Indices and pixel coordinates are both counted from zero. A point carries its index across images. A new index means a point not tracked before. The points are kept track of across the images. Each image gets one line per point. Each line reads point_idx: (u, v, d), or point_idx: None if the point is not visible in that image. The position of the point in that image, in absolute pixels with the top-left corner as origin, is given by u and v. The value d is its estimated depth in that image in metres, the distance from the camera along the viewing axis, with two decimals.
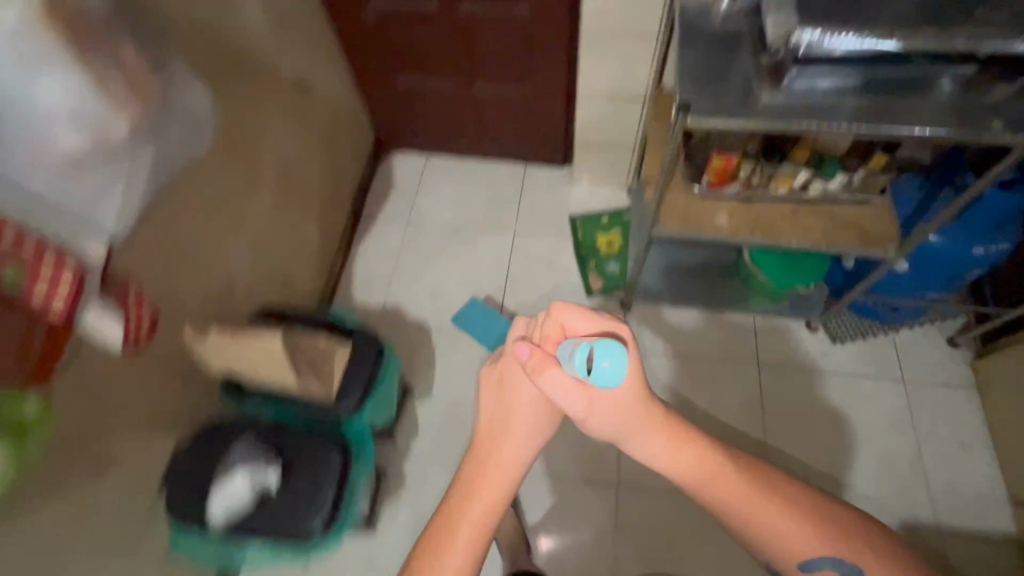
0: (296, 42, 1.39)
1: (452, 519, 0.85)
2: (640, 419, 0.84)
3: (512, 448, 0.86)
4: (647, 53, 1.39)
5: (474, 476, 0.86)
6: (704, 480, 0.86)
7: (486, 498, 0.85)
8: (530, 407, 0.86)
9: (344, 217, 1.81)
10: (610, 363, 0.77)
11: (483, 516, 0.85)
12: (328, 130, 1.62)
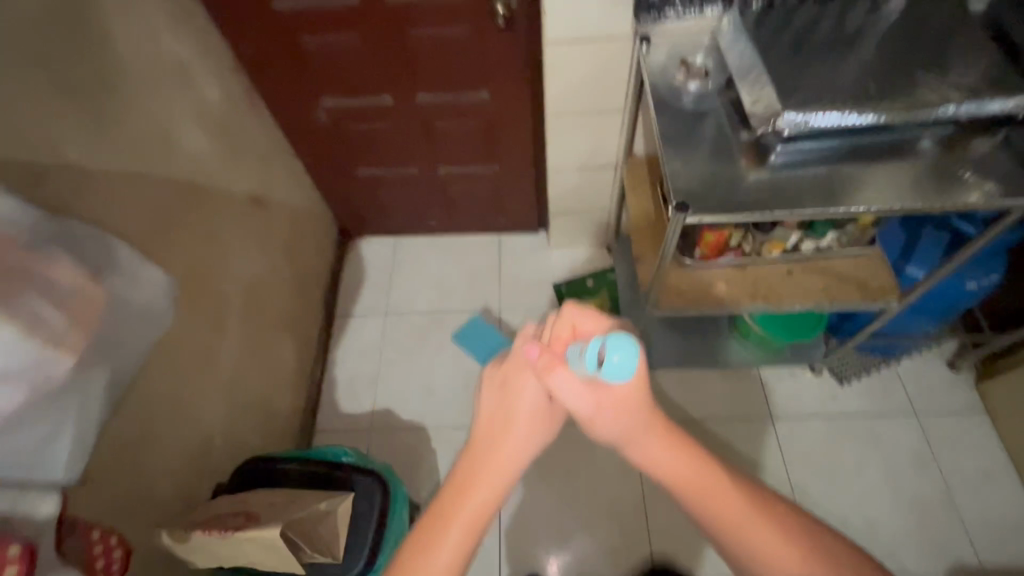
0: (246, 157, 1.30)
1: (424, 556, 0.64)
2: (647, 422, 0.69)
3: (510, 453, 0.69)
4: (614, 126, 1.36)
5: (461, 489, 0.67)
6: (705, 494, 0.67)
7: (470, 517, 0.66)
8: (535, 413, 0.70)
9: (317, 319, 1.70)
10: (624, 361, 0.64)
11: (462, 543, 0.65)
12: (290, 238, 1.51)
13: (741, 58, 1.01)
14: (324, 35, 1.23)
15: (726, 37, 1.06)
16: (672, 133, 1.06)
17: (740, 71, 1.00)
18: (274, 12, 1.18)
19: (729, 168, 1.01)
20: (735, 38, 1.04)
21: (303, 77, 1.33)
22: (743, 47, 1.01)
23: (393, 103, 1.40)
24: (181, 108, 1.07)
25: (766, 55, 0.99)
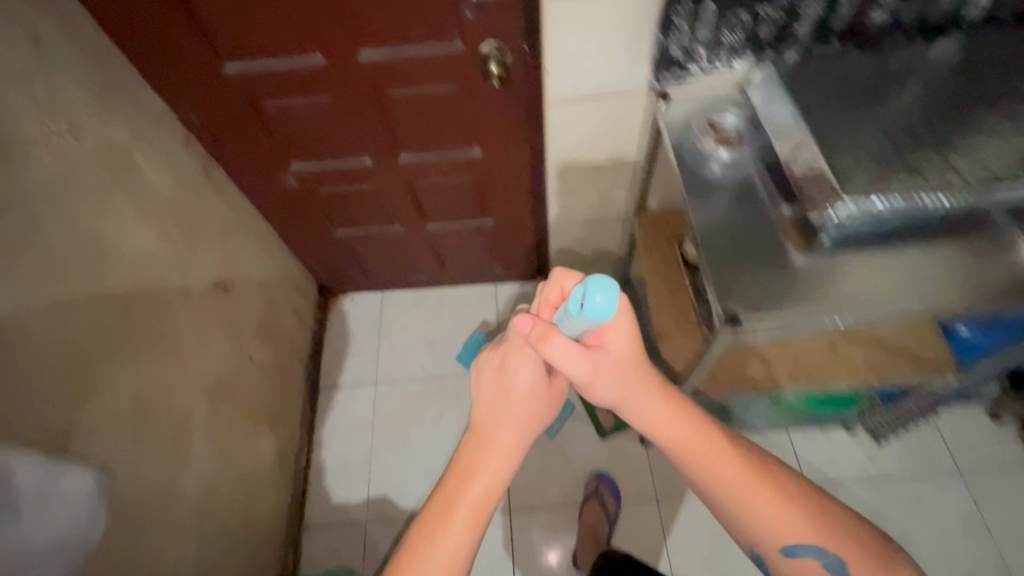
0: (205, 237, 1.13)
1: (429, 548, 0.59)
2: (641, 380, 0.68)
3: (512, 437, 0.65)
4: (623, 182, 1.22)
5: (463, 479, 0.63)
6: (694, 447, 0.67)
7: (474, 504, 0.62)
8: (535, 390, 0.67)
9: (301, 394, 1.53)
10: (604, 304, 0.57)
11: (468, 532, 0.61)
12: (263, 316, 1.34)
13: (780, 122, 0.86)
14: (288, 98, 1.05)
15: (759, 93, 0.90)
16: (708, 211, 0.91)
17: (781, 139, 0.85)
18: (227, 77, 1.00)
19: (774, 250, 0.87)
20: (771, 95, 0.88)
21: (267, 142, 1.15)
22: (782, 108, 0.86)
23: (374, 162, 1.23)
24: (119, 203, 0.90)
25: (811, 118, 0.84)
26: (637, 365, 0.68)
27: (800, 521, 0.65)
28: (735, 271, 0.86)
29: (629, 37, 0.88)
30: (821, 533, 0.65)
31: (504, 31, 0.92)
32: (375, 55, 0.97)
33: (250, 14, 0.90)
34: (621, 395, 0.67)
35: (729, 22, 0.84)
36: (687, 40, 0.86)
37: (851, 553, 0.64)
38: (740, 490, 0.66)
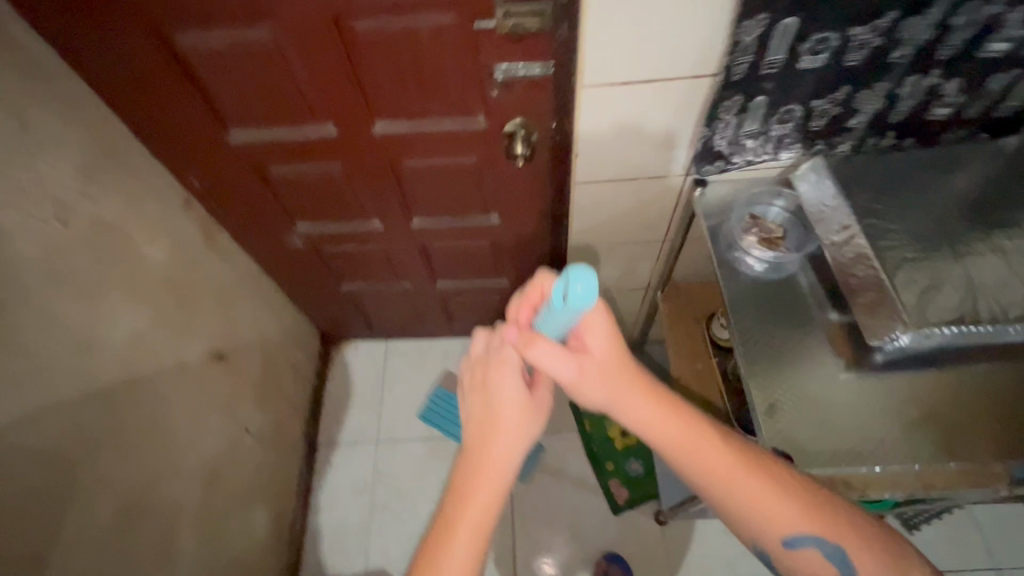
0: (203, 305, 1.06)
1: (439, 564, 0.60)
2: (627, 380, 0.67)
3: (506, 446, 0.65)
4: (647, 255, 1.15)
5: (461, 493, 0.63)
6: (682, 442, 0.66)
7: (475, 516, 0.62)
8: (525, 401, 0.66)
9: (298, 453, 1.46)
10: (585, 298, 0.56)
11: (474, 544, 0.61)
12: (261, 379, 1.27)
13: (834, 228, 0.78)
14: (295, 164, 0.98)
15: (810, 189, 0.82)
16: (751, 315, 0.83)
17: (836, 250, 0.77)
18: (230, 145, 0.93)
19: (825, 362, 0.79)
20: (824, 194, 0.80)
21: (272, 205, 1.08)
22: (839, 212, 0.78)
23: (384, 226, 1.16)
24: (106, 289, 0.83)
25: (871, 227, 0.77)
26: (620, 364, 0.68)
27: (797, 514, 0.64)
28: (782, 382, 0.79)
29: (668, 125, 0.80)
30: (821, 526, 0.64)
31: (533, 111, 0.85)
32: (390, 128, 0.90)
33: (257, 86, 0.83)
34: (608, 390, 0.67)
35: (779, 115, 0.77)
36: (733, 134, 0.79)
37: (854, 546, 0.63)
38: (733, 480, 0.64)
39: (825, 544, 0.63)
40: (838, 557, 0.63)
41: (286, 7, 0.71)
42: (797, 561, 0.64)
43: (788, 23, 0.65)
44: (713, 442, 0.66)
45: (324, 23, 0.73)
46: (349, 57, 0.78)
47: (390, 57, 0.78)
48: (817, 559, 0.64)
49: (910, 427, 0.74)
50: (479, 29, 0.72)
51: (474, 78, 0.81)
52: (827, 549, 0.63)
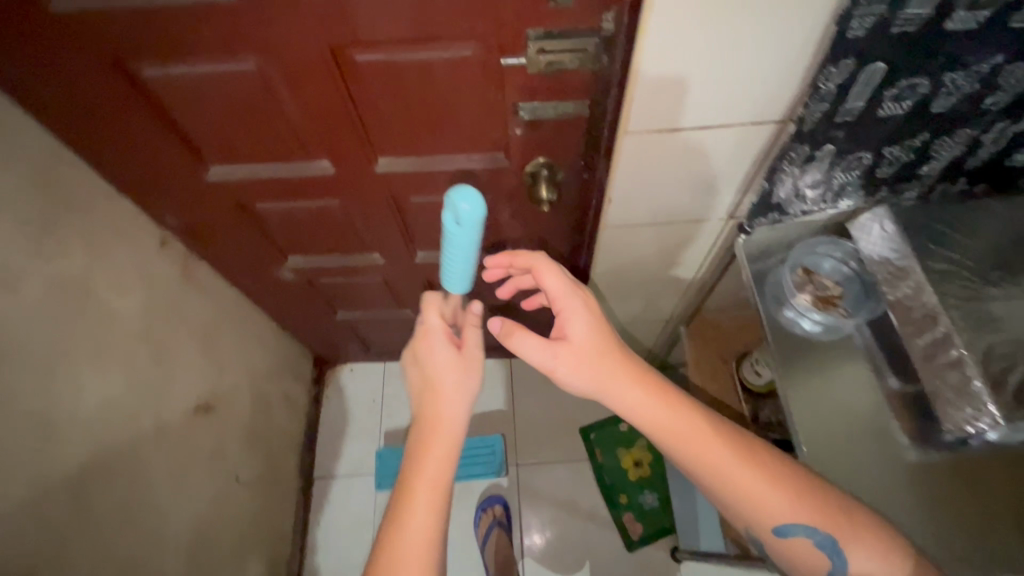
0: (184, 353, 0.95)
1: (402, 524, 0.63)
2: (607, 362, 0.67)
3: (450, 405, 0.70)
4: (673, 291, 1.06)
5: (416, 456, 0.67)
6: (662, 421, 0.65)
7: (431, 474, 0.66)
8: (459, 362, 0.73)
9: (294, 488, 1.37)
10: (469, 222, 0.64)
11: (433, 502, 0.64)
12: (251, 419, 1.17)
13: (903, 288, 0.68)
14: (286, 201, 0.86)
15: (874, 241, 0.72)
16: (802, 381, 0.74)
17: (906, 316, 0.67)
18: (211, 182, 0.81)
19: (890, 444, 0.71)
20: (891, 247, 0.70)
21: (260, 240, 0.97)
22: (909, 270, 0.68)
23: (384, 258, 1.05)
24: (67, 362, 0.72)
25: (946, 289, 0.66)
26: (581, 330, 0.69)
27: (786, 498, 0.62)
28: (842, 463, 0.69)
29: (718, 171, 0.71)
30: (810, 512, 0.61)
31: (563, 148, 0.74)
32: (393, 166, 0.79)
33: (241, 121, 0.70)
34: (574, 357, 0.68)
35: (845, 163, 0.67)
36: (792, 185, 0.69)
37: (837, 523, 0.61)
38: (708, 459, 0.63)
39: (816, 531, 0.61)
40: (828, 544, 0.61)
41: (273, 38, 0.58)
42: (791, 550, 0.63)
43: (875, 67, 0.55)
44: (684, 410, 0.65)
45: (321, 56, 0.60)
46: (349, 91, 0.66)
47: (398, 92, 0.66)
48: (809, 548, 0.62)
49: (993, 526, 0.66)
50: (506, 66, 0.61)
51: (495, 115, 0.69)
52: (816, 536, 0.61)
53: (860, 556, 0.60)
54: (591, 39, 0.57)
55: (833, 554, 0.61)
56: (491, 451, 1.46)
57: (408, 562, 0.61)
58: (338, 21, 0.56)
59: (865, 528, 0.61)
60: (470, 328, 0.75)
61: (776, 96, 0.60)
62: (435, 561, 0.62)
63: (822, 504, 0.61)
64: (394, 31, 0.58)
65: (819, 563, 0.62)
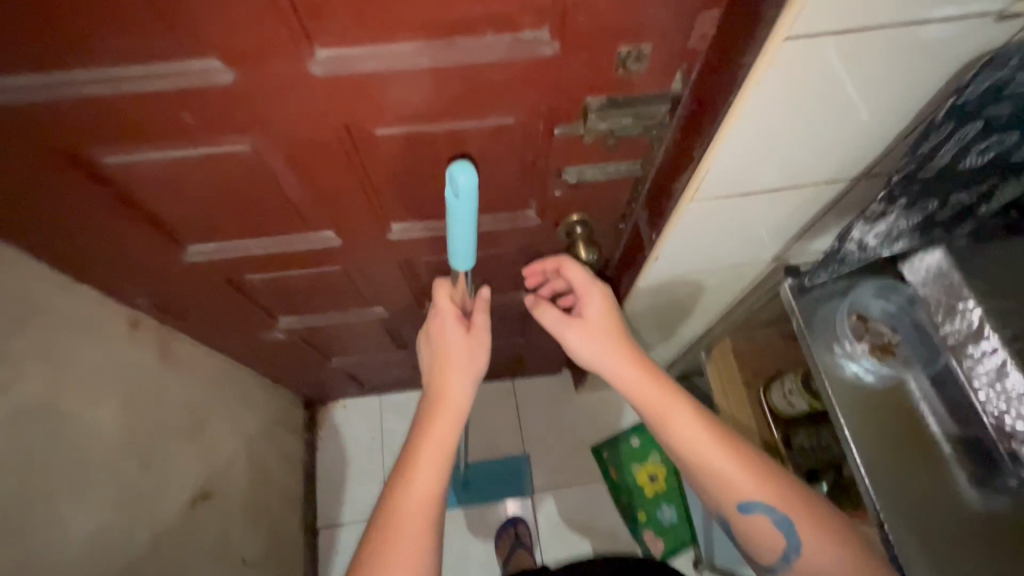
0: (170, 442, 0.84)
1: (405, 490, 0.65)
2: (619, 347, 0.69)
3: (461, 389, 0.71)
4: (696, 321, 1.02)
5: (422, 430, 0.69)
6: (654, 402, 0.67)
7: (435, 450, 0.67)
8: (467, 348, 0.72)
9: (300, 547, 1.28)
10: (472, 198, 0.48)
11: (437, 474, 0.66)
12: (250, 488, 1.07)
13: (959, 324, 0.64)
14: (279, 272, 0.75)
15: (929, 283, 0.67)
16: (864, 429, 0.71)
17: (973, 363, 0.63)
18: (192, 262, 0.68)
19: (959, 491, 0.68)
20: (942, 283, 0.66)
21: (248, 308, 0.85)
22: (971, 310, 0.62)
23: (390, 311, 0.95)
24: (31, 505, 0.60)
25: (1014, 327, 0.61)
26: (591, 317, 0.71)
27: (750, 478, 0.64)
28: (913, 513, 0.67)
29: (776, 219, 0.66)
30: (770, 490, 0.64)
31: (604, 203, 0.67)
32: (408, 231, 0.69)
33: (231, 202, 0.59)
34: (584, 343, 0.70)
35: (914, 211, 0.62)
36: (857, 236, 0.64)
37: (793, 503, 0.64)
38: (681, 428, 0.66)
39: (773, 508, 0.64)
40: (786, 525, 0.63)
41: (277, 121, 0.47)
42: (749, 525, 0.65)
43: (974, 124, 0.49)
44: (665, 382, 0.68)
45: (335, 134, 0.50)
46: (365, 165, 0.55)
47: (423, 162, 0.56)
48: (768, 527, 0.64)
49: None
50: (557, 135, 0.52)
51: (531, 178, 0.61)
52: (774, 513, 0.64)
53: (812, 534, 0.62)
54: (662, 106, 0.49)
55: (791, 536, 0.63)
56: (518, 472, 1.44)
57: (407, 527, 0.63)
58: (360, 99, 0.46)
59: (819, 511, 0.64)
60: (480, 312, 0.72)
61: (853, 151, 0.54)
62: (434, 531, 0.65)
63: (784, 488, 0.64)
64: (426, 106, 0.48)
65: (775, 539, 0.64)
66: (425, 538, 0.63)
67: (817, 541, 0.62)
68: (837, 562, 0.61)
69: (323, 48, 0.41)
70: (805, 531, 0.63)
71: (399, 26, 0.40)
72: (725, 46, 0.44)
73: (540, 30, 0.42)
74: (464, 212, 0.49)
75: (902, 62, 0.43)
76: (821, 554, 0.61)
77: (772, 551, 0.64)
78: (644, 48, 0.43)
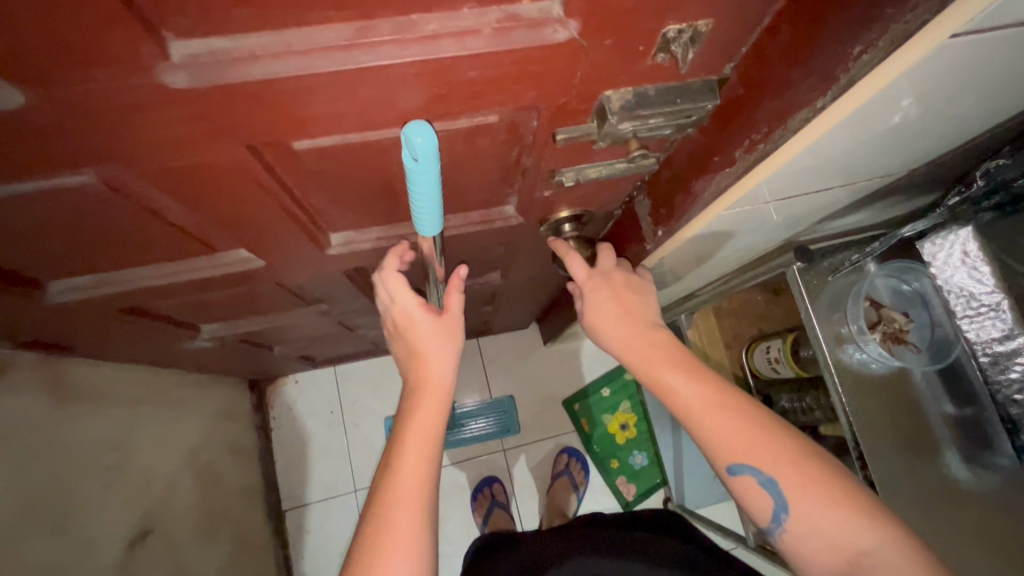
0: (84, 491, 0.70)
1: (388, 482, 0.47)
2: (631, 327, 0.54)
3: (438, 365, 0.53)
4: (678, 291, 0.93)
5: (401, 419, 0.51)
6: (634, 355, 0.52)
7: (420, 441, 0.49)
8: (445, 331, 0.53)
9: (267, 537, 1.21)
10: (436, 164, 0.31)
11: (425, 464, 0.48)
12: (198, 501, 0.96)
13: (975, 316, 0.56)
14: (190, 294, 0.58)
15: (951, 266, 0.57)
16: (876, 411, 0.66)
17: (991, 365, 0.55)
18: (64, 303, 0.50)
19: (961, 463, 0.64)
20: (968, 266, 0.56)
21: (159, 327, 0.68)
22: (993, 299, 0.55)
23: (335, 308, 0.80)
24: None
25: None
26: (590, 318, 0.56)
27: (736, 426, 0.46)
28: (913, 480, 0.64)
29: (800, 207, 0.55)
30: (760, 440, 0.46)
31: (602, 196, 0.54)
32: (353, 241, 0.53)
33: (100, 236, 0.41)
34: (594, 338, 0.57)
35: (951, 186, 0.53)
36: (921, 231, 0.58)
37: (784, 458, 0.45)
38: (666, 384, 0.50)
39: (758, 469, 0.45)
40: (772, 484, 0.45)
41: (131, 146, 0.30)
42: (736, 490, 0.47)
43: None
44: (673, 353, 0.51)
45: (231, 155, 0.33)
46: (284, 181, 0.39)
47: (367, 171, 0.40)
48: (757, 492, 0.46)
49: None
50: (558, 141, 0.38)
51: (513, 177, 0.46)
52: (758, 474, 0.45)
53: (806, 495, 0.44)
54: (706, 102, 0.35)
55: (779, 500, 0.45)
56: (505, 412, 1.41)
57: (392, 533, 0.45)
58: (259, 112, 0.29)
59: (814, 466, 0.44)
60: (456, 291, 0.53)
61: (923, 143, 0.43)
62: (427, 540, 0.46)
63: (774, 437, 0.46)
64: (366, 117, 0.31)
65: (764, 506, 0.46)
66: (414, 551, 0.44)
67: (810, 505, 0.43)
68: (854, 540, 0.42)
69: (182, 40, 0.24)
70: (799, 493, 0.44)
71: (314, 2, 0.23)
72: (814, 24, 0.30)
73: (547, 0, 0.26)
74: (423, 184, 0.32)
75: None
76: (817, 523, 0.43)
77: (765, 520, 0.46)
78: (700, 27, 0.29)
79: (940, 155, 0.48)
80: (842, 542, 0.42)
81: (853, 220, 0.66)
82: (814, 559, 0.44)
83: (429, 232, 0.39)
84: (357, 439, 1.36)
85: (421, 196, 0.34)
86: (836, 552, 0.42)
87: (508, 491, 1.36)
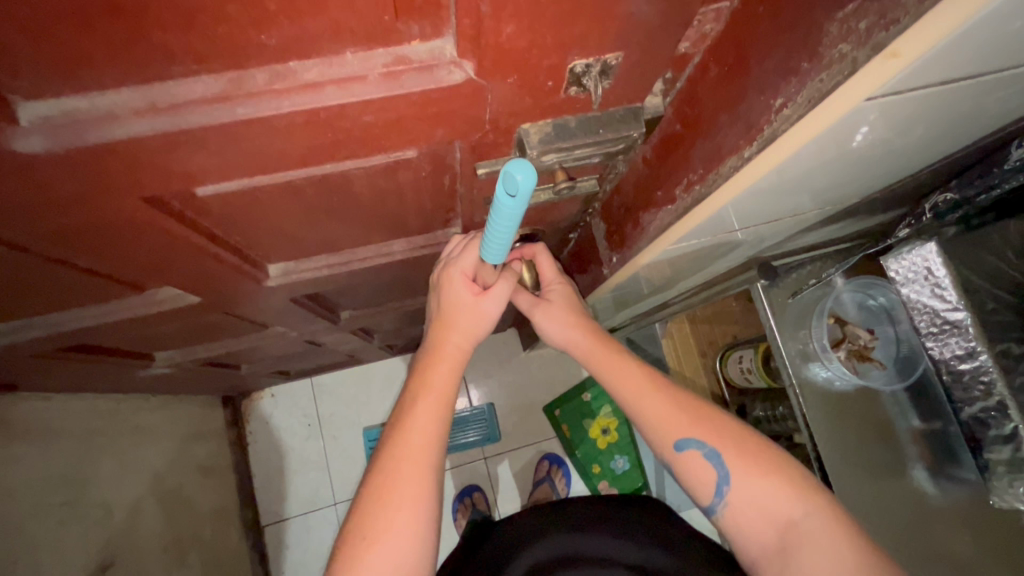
0: (36, 529, 0.68)
1: (396, 441, 0.42)
2: (585, 327, 0.52)
3: (465, 333, 0.46)
4: (648, 302, 0.91)
5: (415, 380, 0.45)
6: (585, 349, 0.51)
7: (435, 404, 0.44)
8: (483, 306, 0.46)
9: (245, 556, 1.19)
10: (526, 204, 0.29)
11: (437, 428, 0.43)
12: (166, 526, 0.94)
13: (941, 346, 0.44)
14: (131, 329, 0.56)
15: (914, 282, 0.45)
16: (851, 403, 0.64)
17: (954, 384, 0.44)
18: None
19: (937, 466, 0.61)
20: (928, 277, 0.44)
21: (107, 362, 0.66)
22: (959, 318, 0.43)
23: (293, 330, 0.78)
24: None
25: (1009, 348, 0.42)
26: (546, 314, 0.53)
27: (676, 404, 0.46)
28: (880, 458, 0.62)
29: (757, 231, 0.53)
30: (702, 416, 0.45)
31: (549, 214, 0.52)
32: (295, 269, 0.52)
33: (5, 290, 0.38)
34: (543, 334, 0.54)
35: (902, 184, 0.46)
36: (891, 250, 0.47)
37: (726, 430, 0.44)
38: (615, 366, 0.48)
39: (703, 441, 0.44)
40: (717, 459, 0.43)
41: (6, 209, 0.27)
42: (678, 473, 0.45)
43: None
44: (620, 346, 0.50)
45: (125, 207, 0.30)
46: (198, 223, 0.37)
47: (288, 208, 0.38)
48: (700, 470, 0.44)
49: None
50: (481, 176, 0.37)
51: (451, 202, 0.44)
52: (703, 446, 0.44)
53: (748, 465, 0.42)
54: (630, 131, 0.34)
55: (721, 472, 0.43)
56: (486, 420, 1.40)
57: (397, 491, 0.40)
58: (141, 167, 0.27)
59: (749, 439, 0.44)
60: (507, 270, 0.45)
61: (869, 172, 0.41)
62: (435, 499, 0.41)
63: (716, 418, 0.45)
64: (265, 162, 0.29)
65: (706, 481, 0.44)
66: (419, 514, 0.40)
67: (750, 475, 0.42)
68: (788, 508, 0.40)
69: (30, 101, 0.22)
70: (739, 465, 0.43)
71: (170, 56, 0.21)
72: (741, 67, 0.28)
73: (438, 40, 0.24)
74: (506, 217, 0.31)
75: (971, 86, 0.26)
76: (756, 495, 0.42)
77: (705, 501, 0.44)
78: (609, 61, 0.27)
79: (892, 180, 0.46)
80: (776, 511, 0.41)
81: (818, 236, 0.65)
82: (750, 537, 0.42)
83: (494, 257, 0.39)
84: (337, 451, 1.34)
85: (498, 227, 0.33)
86: (774, 527, 0.41)
87: (490, 497, 1.35)
